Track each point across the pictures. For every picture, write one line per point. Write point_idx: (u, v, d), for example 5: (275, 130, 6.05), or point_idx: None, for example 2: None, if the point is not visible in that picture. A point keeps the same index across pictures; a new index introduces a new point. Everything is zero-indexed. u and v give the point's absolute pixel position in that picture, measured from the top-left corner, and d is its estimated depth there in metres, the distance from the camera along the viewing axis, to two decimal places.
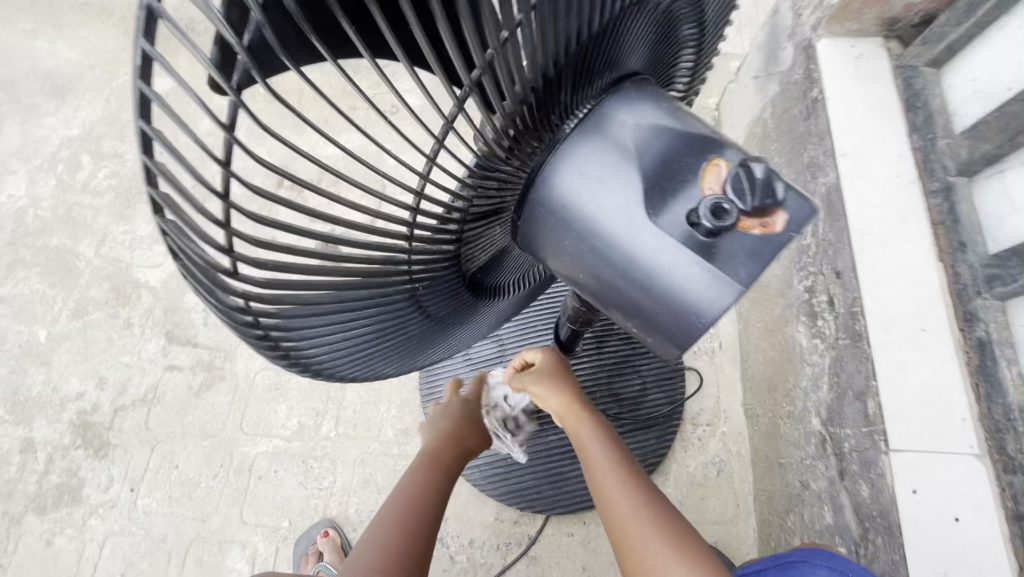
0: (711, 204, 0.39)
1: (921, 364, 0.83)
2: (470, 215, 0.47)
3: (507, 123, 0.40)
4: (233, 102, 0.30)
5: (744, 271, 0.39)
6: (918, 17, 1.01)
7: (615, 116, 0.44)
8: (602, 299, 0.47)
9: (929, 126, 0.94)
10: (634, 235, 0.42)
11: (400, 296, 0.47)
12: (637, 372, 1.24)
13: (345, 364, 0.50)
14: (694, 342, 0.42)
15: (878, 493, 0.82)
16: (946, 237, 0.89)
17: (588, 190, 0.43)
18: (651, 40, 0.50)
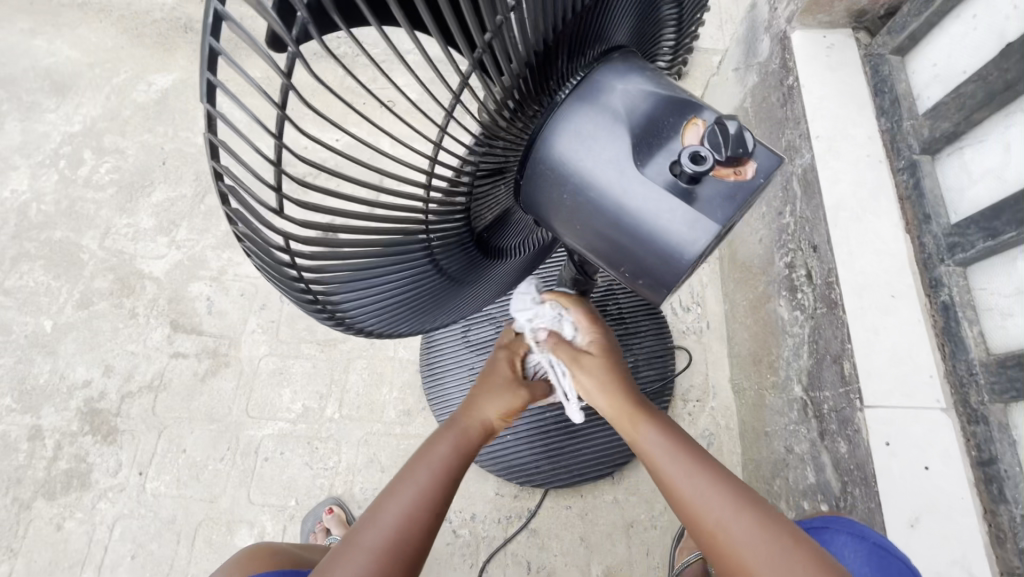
0: (691, 152, 0.45)
1: (892, 328, 0.89)
2: (479, 172, 0.52)
3: (513, 86, 0.45)
4: (292, 53, 0.34)
5: (721, 213, 0.46)
6: (883, 9, 1.08)
7: (606, 82, 0.51)
8: (599, 248, 0.53)
9: (895, 110, 1.01)
10: (626, 186, 0.48)
11: (414, 249, 0.54)
12: (629, 351, 1.30)
13: (365, 310, 0.57)
14: (679, 280, 0.49)
15: (855, 448, 0.88)
16: (912, 211, 0.95)
17: (585, 148, 0.50)
18: (634, 18, 0.56)
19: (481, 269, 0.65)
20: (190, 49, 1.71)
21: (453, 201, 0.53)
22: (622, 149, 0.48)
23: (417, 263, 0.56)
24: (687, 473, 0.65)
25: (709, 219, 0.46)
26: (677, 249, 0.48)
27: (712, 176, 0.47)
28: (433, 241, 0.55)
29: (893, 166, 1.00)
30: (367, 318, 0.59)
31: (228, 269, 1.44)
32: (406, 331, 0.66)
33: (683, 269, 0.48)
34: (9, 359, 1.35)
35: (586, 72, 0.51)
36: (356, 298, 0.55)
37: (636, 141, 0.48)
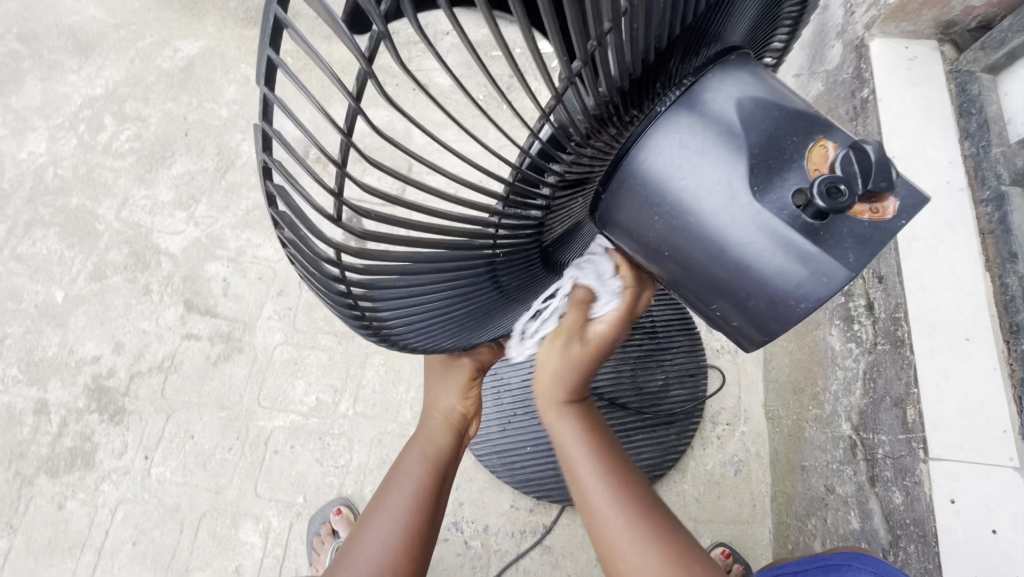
0: (827, 183, 0.41)
1: (964, 374, 0.82)
2: (561, 183, 0.46)
3: (612, 94, 0.39)
4: (379, 33, 0.29)
5: (853, 255, 0.43)
6: (976, 22, 0.99)
7: (716, 89, 0.45)
8: (687, 276, 0.49)
9: (982, 133, 0.93)
10: (737, 214, 0.44)
11: (477, 263, 0.48)
12: (661, 367, 1.23)
13: (412, 325, 0.52)
14: (792, 322, 0.46)
15: (912, 502, 0.82)
16: (995, 248, 0.88)
17: (690, 166, 0.45)
18: (751, 14, 0.52)
19: (538, 283, 0.60)
20: (219, 16, 1.64)
21: (525, 212, 0.47)
22: (735, 172, 0.43)
23: (476, 280, 0.50)
24: (596, 482, 0.66)
25: (838, 262, 0.43)
26: (793, 290, 0.44)
27: (847, 212, 0.43)
28: (498, 255, 0.49)
29: (976, 196, 0.92)
30: (412, 333, 0.54)
31: (247, 250, 1.39)
32: (449, 347, 0.60)
33: (796, 316, 0.45)
34: (18, 329, 1.31)
35: (698, 75, 0.46)
36: (401, 312, 0.50)
37: (754, 163, 0.43)
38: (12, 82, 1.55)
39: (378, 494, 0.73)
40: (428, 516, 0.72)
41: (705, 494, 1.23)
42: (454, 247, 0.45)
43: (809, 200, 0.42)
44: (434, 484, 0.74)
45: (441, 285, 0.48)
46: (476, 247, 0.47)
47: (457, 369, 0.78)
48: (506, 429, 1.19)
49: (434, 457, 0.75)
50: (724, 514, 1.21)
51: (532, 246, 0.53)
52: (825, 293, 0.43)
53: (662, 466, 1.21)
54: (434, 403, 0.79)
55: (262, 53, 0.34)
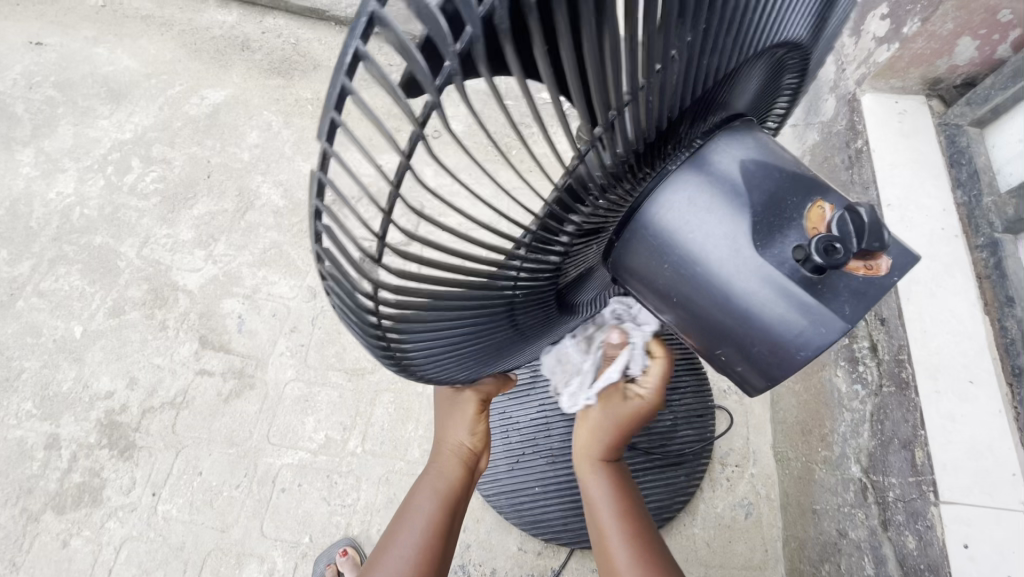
0: (824, 241, 0.46)
1: (970, 417, 0.83)
2: (579, 232, 0.50)
3: (627, 157, 0.44)
4: (431, 100, 0.33)
5: (847, 308, 0.47)
6: (960, 79, 1.05)
7: (722, 151, 0.50)
8: (692, 320, 0.53)
9: (974, 183, 0.97)
10: (739, 266, 0.48)
11: (498, 302, 0.52)
12: (669, 408, 1.24)
13: (431, 355, 0.55)
14: (789, 371, 0.49)
15: (926, 546, 0.82)
16: (992, 292, 0.91)
17: (699, 219, 0.49)
18: (757, 83, 0.57)
19: (551, 323, 0.63)
20: (245, 67, 1.74)
21: (545, 255, 0.51)
22: (739, 227, 0.48)
23: (495, 314, 0.53)
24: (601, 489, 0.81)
25: (834, 314, 0.47)
26: (793, 339, 0.48)
27: (843, 267, 0.48)
28: (517, 294, 0.53)
29: (971, 242, 0.95)
30: (428, 364, 0.57)
31: (262, 288, 1.42)
32: (463, 377, 0.64)
33: (794, 362, 0.49)
34: (35, 363, 1.34)
35: (705, 138, 0.51)
36: (427, 347, 0.54)
37: (757, 220, 0.48)
38: (46, 127, 1.64)
39: (390, 528, 0.76)
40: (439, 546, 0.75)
41: (715, 538, 1.21)
42: (477, 287, 0.49)
43: (807, 256, 0.46)
44: (443, 524, 0.76)
45: (466, 322, 0.52)
46: (497, 286, 0.50)
47: (461, 403, 0.80)
48: (515, 468, 1.19)
49: (443, 495, 0.77)
50: (736, 559, 1.19)
51: (549, 287, 0.56)
52: (822, 342, 0.47)
53: (673, 509, 1.20)
54: (443, 438, 0.82)
55: (325, 116, 0.39)
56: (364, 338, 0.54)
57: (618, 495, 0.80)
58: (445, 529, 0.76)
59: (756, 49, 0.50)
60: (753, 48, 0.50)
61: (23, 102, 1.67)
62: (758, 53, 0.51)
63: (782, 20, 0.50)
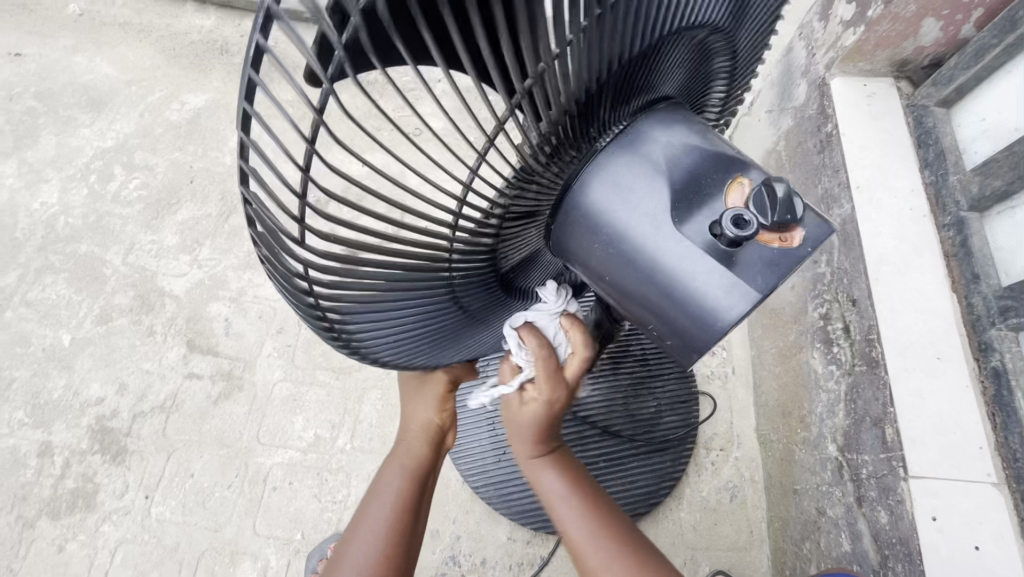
0: (735, 215, 0.47)
1: (937, 393, 0.85)
2: (509, 215, 0.51)
3: (551, 132, 0.45)
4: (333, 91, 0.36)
5: (760, 278, 0.48)
6: (927, 60, 1.06)
7: (649, 134, 0.52)
8: (626, 297, 0.54)
9: (940, 163, 0.98)
10: (661, 243, 0.50)
11: (438, 285, 0.54)
12: (652, 395, 1.26)
13: (380, 342, 0.58)
14: (713, 343, 0.50)
15: (897, 521, 0.84)
16: (959, 270, 0.92)
17: (623, 200, 0.51)
18: (683, 68, 0.59)
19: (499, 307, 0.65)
20: (225, 71, 1.75)
21: (480, 239, 0.52)
22: (661, 204, 0.50)
23: (439, 299, 0.55)
24: (557, 490, 0.78)
25: (750, 285, 0.48)
26: (711, 312, 0.49)
27: (755, 240, 0.48)
28: (455, 276, 0.54)
29: (938, 221, 0.97)
30: (379, 347, 0.58)
31: (248, 290, 1.44)
32: (423, 361, 0.65)
33: (718, 332, 0.49)
34: (25, 372, 1.35)
35: (630, 121, 0.53)
36: (373, 327, 0.55)
37: (676, 195, 0.50)
38: (28, 137, 1.64)
39: (358, 515, 0.77)
40: (406, 532, 0.76)
41: (701, 521, 1.23)
42: (415, 267, 0.50)
43: (721, 230, 0.47)
44: (411, 502, 0.78)
45: (412, 305, 0.54)
46: (436, 272, 0.52)
47: (428, 383, 0.85)
48: (503, 459, 1.21)
49: (410, 471, 0.80)
50: (721, 542, 1.21)
51: (488, 271, 0.58)
52: (741, 311, 0.48)
53: (659, 493, 1.22)
54: (410, 418, 0.85)
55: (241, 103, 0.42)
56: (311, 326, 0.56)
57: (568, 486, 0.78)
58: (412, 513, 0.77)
59: (670, 29, 0.52)
60: (669, 26, 0.51)
61: (4, 113, 1.67)
62: (674, 34, 0.52)
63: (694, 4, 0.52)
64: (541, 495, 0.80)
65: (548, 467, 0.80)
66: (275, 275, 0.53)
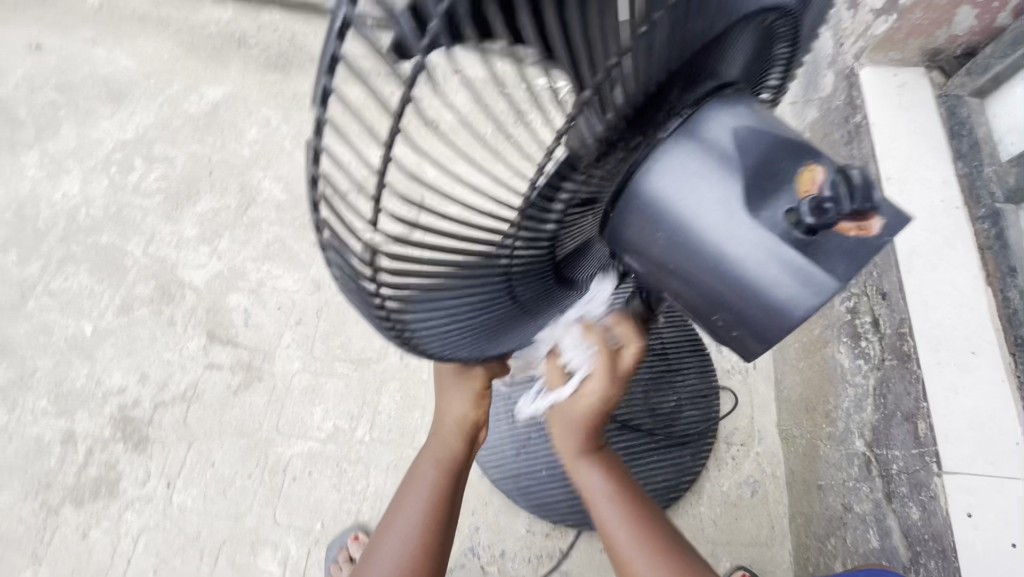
0: (814, 202, 0.46)
1: (972, 387, 0.84)
2: (571, 204, 0.51)
3: (620, 121, 0.44)
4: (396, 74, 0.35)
5: (838, 267, 0.48)
6: (960, 49, 1.04)
7: (716, 119, 0.50)
8: (689, 287, 0.53)
9: (975, 153, 0.97)
10: (732, 232, 0.48)
11: (494, 274, 0.55)
12: (673, 390, 1.24)
13: (437, 335, 0.57)
14: (784, 334, 0.50)
15: (930, 516, 0.82)
16: (994, 262, 0.90)
17: (692, 188, 0.49)
18: (748, 52, 0.58)
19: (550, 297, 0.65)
20: (242, 63, 1.75)
21: (540, 227, 0.52)
22: (733, 193, 0.48)
23: (495, 289, 0.56)
24: (600, 485, 0.77)
25: (826, 275, 0.48)
26: (785, 304, 0.48)
27: (833, 229, 0.48)
28: (514, 266, 0.56)
29: (972, 213, 0.95)
30: (437, 341, 0.57)
31: (267, 281, 1.44)
32: (468, 357, 0.63)
33: (790, 322, 0.49)
34: (48, 361, 1.36)
35: (698, 104, 0.51)
36: (428, 321, 0.55)
37: (748, 184, 0.48)
38: (49, 129, 1.65)
39: (394, 504, 0.79)
40: (441, 528, 0.77)
41: (722, 516, 1.22)
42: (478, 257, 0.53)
43: (799, 219, 0.47)
44: (446, 496, 0.79)
45: (471, 296, 0.55)
46: (493, 258, 0.53)
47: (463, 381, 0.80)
48: (521, 453, 1.20)
49: (445, 467, 0.80)
50: (742, 537, 1.20)
51: (546, 259, 0.59)
52: (815, 303, 0.48)
53: (679, 488, 1.21)
54: (445, 412, 0.82)
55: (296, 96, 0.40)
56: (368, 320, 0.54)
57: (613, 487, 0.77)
58: (446, 510, 0.79)
59: (741, 15, 0.50)
60: (741, 9, 0.50)
61: (26, 105, 1.68)
62: (744, 17, 0.51)
63: None
64: (583, 491, 0.79)
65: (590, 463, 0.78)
66: (339, 274, 0.51)
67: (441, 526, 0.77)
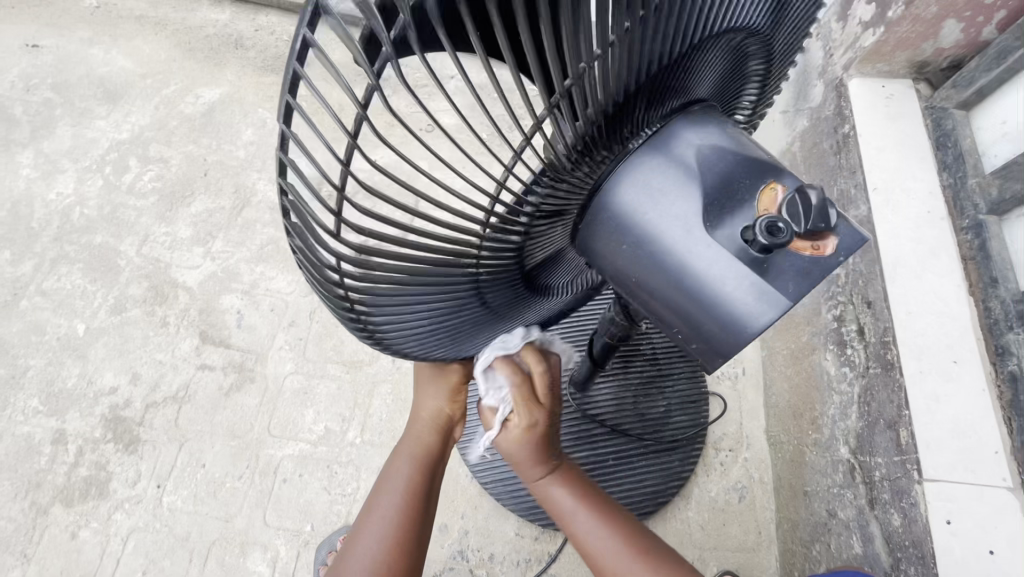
0: (767, 223, 0.46)
1: (953, 396, 0.85)
2: (539, 213, 0.51)
3: (585, 133, 0.45)
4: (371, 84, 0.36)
5: (790, 286, 0.48)
6: (947, 62, 1.06)
7: (682, 136, 0.52)
8: (652, 298, 0.54)
9: (959, 165, 0.98)
10: (691, 246, 0.50)
11: (461, 283, 0.54)
12: (663, 395, 1.25)
13: (400, 334, 0.58)
14: (738, 350, 0.50)
15: (911, 523, 0.83)
16: (977, 272, 0.92)
17: (653, 202, 0.51)
18: (718, 71, 0.59)
19: (522, 305, 0.65)
20: (239, 65, 1.75)
21: (507, 236, 0.52)
22: (692, 208, 0.50)
23: (462, 297, 0.56)
24: (566, 501, 0.77)
25: (780, 292, 0.48)
26: (738, 319, 0.49)
27: (789, 247, 0.49)
28: (482, 274, 0.55)
29: (956, 224, 0.96)
30: (401, 339, 0.59)
31: (260, 283, 1.44)
32: (436, 356, 0.65)
33: (743, 339, 0.49)
34: (40, 360, 1.36)
35: (662, 123, 0.52)
36: (393, 320, 0.56)
37: (708, 199, 0.49)
38: (45, 128, 1.66)
39: (370, 501, 0.79)
40: (415, 524, 0.77)
41: (709, 521, 1.23)
42: (442, 265, 0.51)
43: (754, 238, 0.47)
44: (420, 489, 0.79)
45: (435, 303, 0.55)
46: (461, 266, 0.52)
47: (435, 377, 0.82)
48: None
49: (420, 461, 0.80)
50: (729, 542, 1.21)
51: (515, 267, 0.58)
52: (769, 320, 0.48)
53: (667, 493, 1.22)
54: (421, 408, 0.84)
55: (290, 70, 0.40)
56: (337, 313, 0.57)
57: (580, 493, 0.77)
58: (423, 506, 0.79)
59: (708, 32, 0.52)
60: (709, 30, 0.52)
61: (22, 104, 1.69)
62: (711, 38, 0.53)
63: (734, 7, 0.52)
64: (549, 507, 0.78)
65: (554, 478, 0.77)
66: (307, 265, 0.55)
67: (417, 522, 0.78)
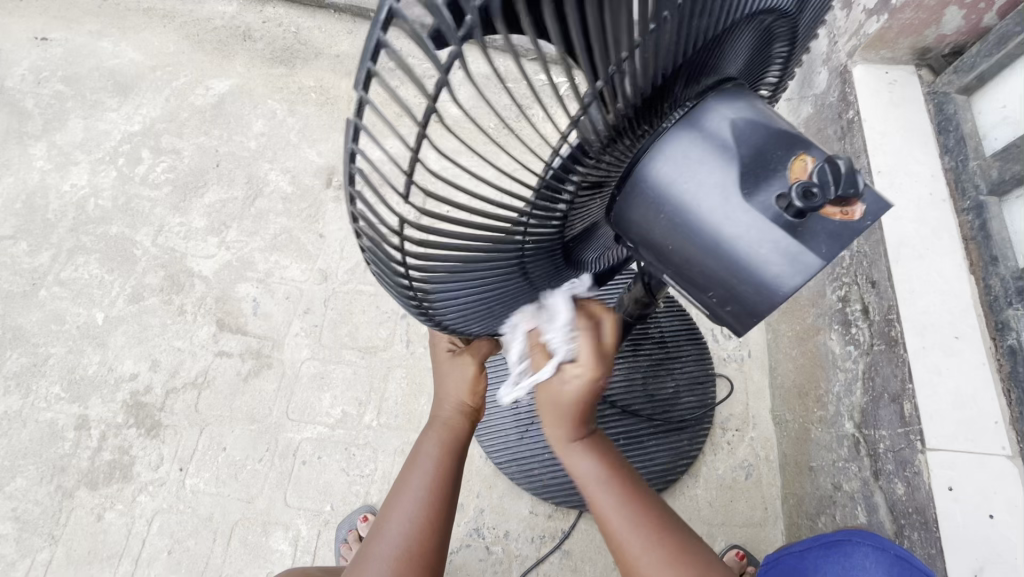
0: (803, 187, 0.50)
1: (954, 369, 0.88)
2: (581, 187, 0.55)
3: (624, 114, 0.48)
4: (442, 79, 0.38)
5: (824, 247, 0.52)
6: (948, 48, 1.08)
7: (717, 110, 0.54)
8: (688, 266, 0.57)
9: (961, 148, 1.01)
10: (728, 215, 0.53)
11: (509, 255, 0.58)
12: (671, 376, 1.29)
13: (449, 305, 0.62)
14: (771, 310, 0.54)
15: (914, 491, 0.87)
16: (977, 252, 0.95)
17: (692, 174, 0.53)
18: (748, 50, 0.62)
19: (557, 277, 0.69)
20: (247, 57, 1.77)
21: (552, 209, 0.56)
22: (729, 179, 0.52)
23: (508, 269, 0.60)
24: (593, 473, 0.78)
25: (812, 254, 0.52)
26: (771, 280, 0.53)
27: (819, 212, 0.52)
28: (527, 246, 0.59)
29: (958, 206, 1.00)
30: (447, 310, 0.63)
31: (275, 272, 1.47)
32: (477, 329, 0.69)
33: (777, 299, 0.53)
34: (61, 348, 1.39)
35: (698, 98, 0.55)
36: (445, 292, 0.60)
37: (744, 170, 0.52)
38: (56, 121, 1.67)
39: (399, 481, 0.82)
40: (443, 504, 0.81)
41: (718, 497, 1.27)
42: (493, 240, 0.55)
43: (790, 203, 0.51)
44: (449, 473, 0.83)
45: (483, 273, 0.59)
46: (507, 243, 0.56)
47: (461, 364, 0.85)
48: (524, 438, 1.25)
49: (447, 444, 0.84)
50: (736, 518, 1.25)
51: (555, 241, 0.62)
52: (800, 281, 0.52)
53: (676, 470, 1.25)
54: (446, 392, 0.87)
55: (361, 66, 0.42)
56: (387, 288, 0.60)
57: (607, 467, 0.79)
58: (452, 488, 0.83)
59: (744, 13, 0.54)
60: (744, 9, 0.54)
61: (33, 97, 1.70)
62: (745, 17, 0.55)
63: None
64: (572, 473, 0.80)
65: (581, 448, 0.79)
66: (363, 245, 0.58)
67: (445, 505, 0.81)
